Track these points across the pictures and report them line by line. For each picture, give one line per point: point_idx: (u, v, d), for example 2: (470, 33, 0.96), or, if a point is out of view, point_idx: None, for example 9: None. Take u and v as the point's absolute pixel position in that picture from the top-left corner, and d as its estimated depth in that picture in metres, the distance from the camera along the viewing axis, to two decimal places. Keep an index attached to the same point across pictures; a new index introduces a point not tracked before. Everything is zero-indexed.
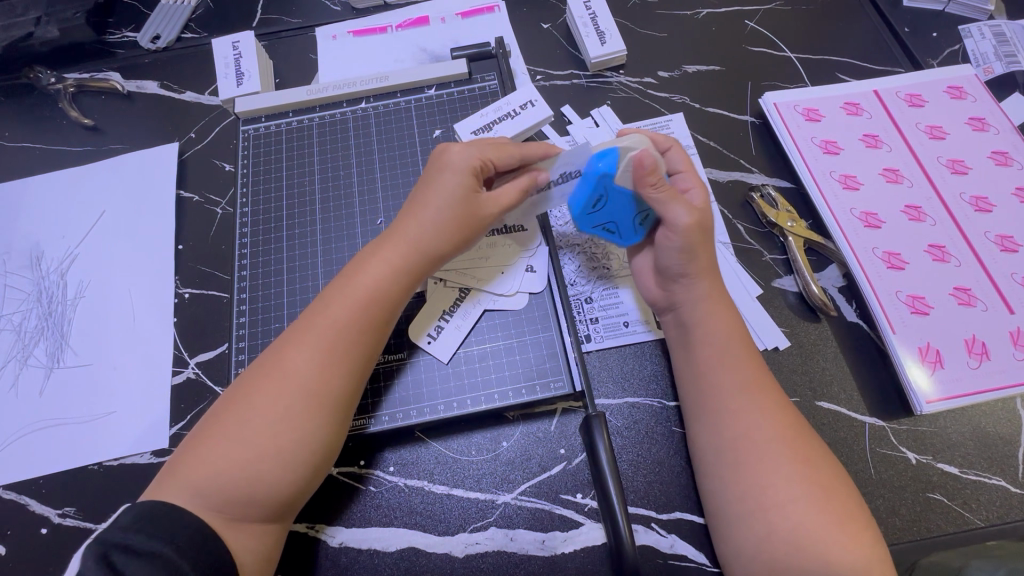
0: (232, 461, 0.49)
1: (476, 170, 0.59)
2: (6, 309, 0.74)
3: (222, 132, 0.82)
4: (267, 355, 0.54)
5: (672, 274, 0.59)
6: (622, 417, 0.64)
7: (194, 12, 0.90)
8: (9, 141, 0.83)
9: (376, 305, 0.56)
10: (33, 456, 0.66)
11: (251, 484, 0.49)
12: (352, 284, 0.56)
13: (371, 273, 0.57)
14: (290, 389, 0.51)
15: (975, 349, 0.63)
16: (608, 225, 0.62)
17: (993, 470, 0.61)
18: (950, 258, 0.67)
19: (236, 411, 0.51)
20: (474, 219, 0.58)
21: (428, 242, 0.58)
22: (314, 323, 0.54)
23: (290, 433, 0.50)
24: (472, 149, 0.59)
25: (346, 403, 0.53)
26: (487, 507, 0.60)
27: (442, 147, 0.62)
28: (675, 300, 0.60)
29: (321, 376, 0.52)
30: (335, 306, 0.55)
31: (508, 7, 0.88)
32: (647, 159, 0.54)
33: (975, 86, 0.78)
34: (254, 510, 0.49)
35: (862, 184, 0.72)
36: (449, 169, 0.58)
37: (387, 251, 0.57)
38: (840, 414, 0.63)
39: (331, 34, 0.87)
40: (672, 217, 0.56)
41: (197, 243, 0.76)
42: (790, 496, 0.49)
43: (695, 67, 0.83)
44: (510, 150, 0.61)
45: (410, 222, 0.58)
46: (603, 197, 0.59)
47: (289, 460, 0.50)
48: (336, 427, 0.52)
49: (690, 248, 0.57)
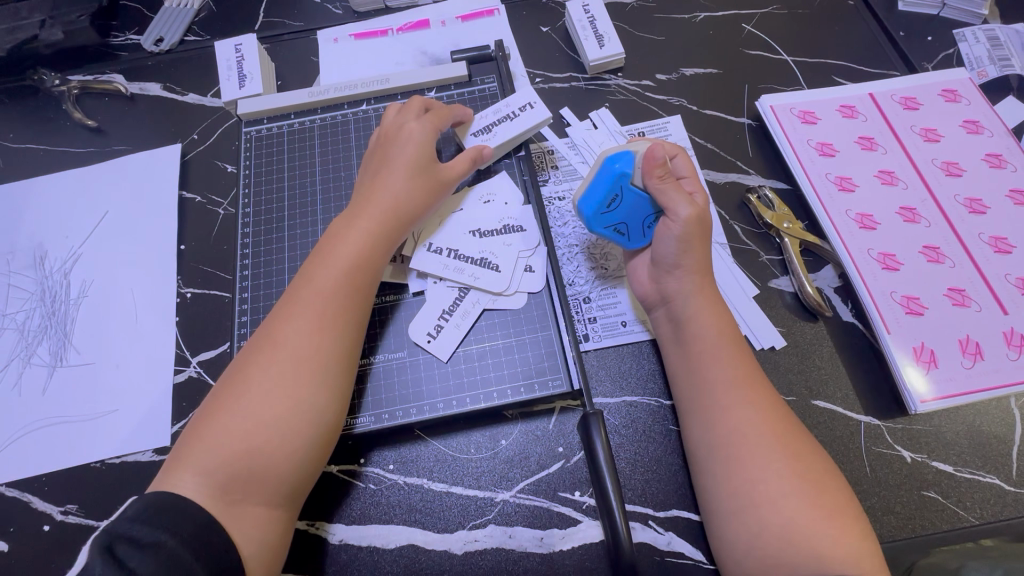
0: (231, 436, 0.50)
1: (432, 139, 0.65)
2: (9, 308, 0.74)
3: (224, 133, 0.83)
4: (258, 335, 0.56)
5: (666, 265, 0.61)
6: (620, 416, 0.64)
7: (197, 16, 0.91)
8: (13, 142, 0.84)
9: (359, 274, 0.58)
10: (36, 454, 0.66)
11: (252, 458, 0.50)
12: (333, 256, 0.58)
13: (349, 243, 0.59)
14: (282, 360, 0.53)
15: (969, 349, 0.63)
16: (619, 227, 0.63)
17: (987, 469, 0.61)
18: (945, 259, 0.68)
19: (232, 389, 0.52)
20: (438, 183, 0.64)
21: (400, 205, 0.61)
22: (300, 297, 0.56)
23: (286, 403, 0.51)
24: (424, 119, 0.65)
25: (340, 372, 0.55)
26: (486, 504, 0.61)
27: (392, 121, 0.66)
28: (668, 293, 0.61)
29: (311, 345, 0.54)
30: (320, 279, 0.57)
31: (508, 11, 0.89)
32: (657, 151, 0.60)
33: (969, 89, 0.78)
34: (260, 489, 0.50)
35: (858, 186, 0.72)
36: (409, 139, 0.64)
37: (363, 218, 0.60)
38: (836, 413, 0.64)
39: (333, 37, 0.88)
40: (675, 207, 0.59)
41: (199, 243, 0.76)
42: (782, 491, 0.50)
43: (693, 70, 0.84)
44: (445, 113, 0.68)
45: (381, 189, 0.62)
46: (619, 197, 0.61)
47: (288, 431, 0.51)
48: (330, 395, 0.53)
49: (686, 239, 0.59)
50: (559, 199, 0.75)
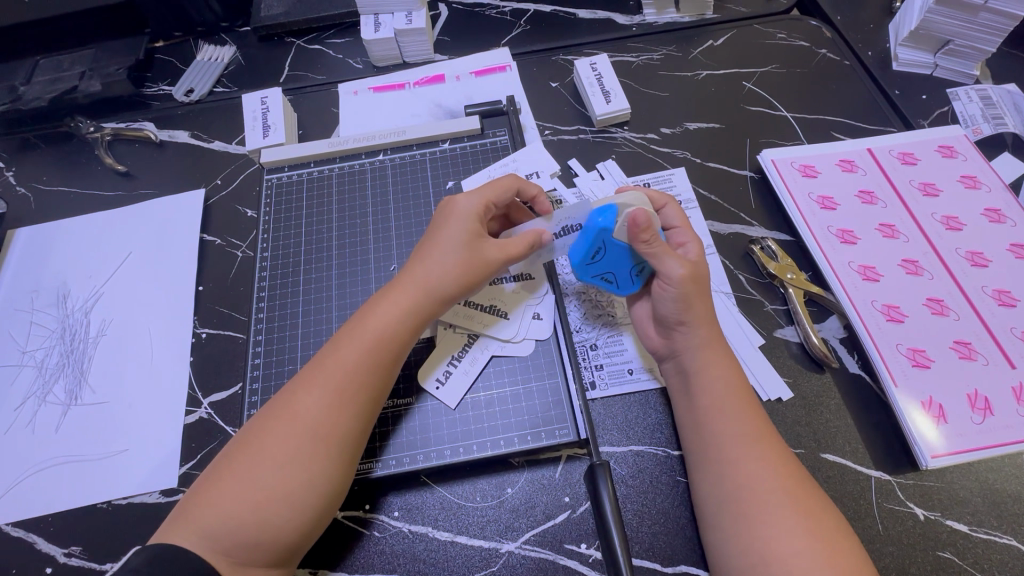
0: (241, 501, 0.50)
1: (481, 213, 0.64)
2: (29, 345, 0.76)
3: (245, 179, 0.87)
4: (280, 397, 0.56)
5: (671, 323, 0.62)
6: (627, 466, 0.64)
7: (226, 68, 0.97)
8: (46, 184, 0.89)
9: (386, 348, 0.59)
10: (43, 494, 0.67)
11: (258, 526, 0.50)
12: (362, 328, 0.59)
13: (378, 315, 0.60)
14: (301, 431, 0.53)
15: (978, 404, 0.63)
16: (606, 275, 0.65)
17: (1003, 529, 0.60)
18: (949, 312, 0.69)
19: (248, 452, 0.53)
20: (482, 263, 0.62)
21: (438, 284, 0.61)
22: (326, 367, 0.57)
23: (300, 475, 0.52)
24: (476, 195, 0.65)
25: (354, 444, 0.55)
26: (491, 556, 0.60)
27: (448, 196, 0.67)
28: (676, 347, 0.62)
29: (329, 419, 0.54)
30: (346, 351, 0.58)
31: (519, 67, 0.94)
32: (642, 216, 0.58)
33: (965, 145, 0.81)
34: (262, 556, 0.50)
35: (859, 239, 0.74)
36: (456, 219, 0.63)
37: (398, 292, 0.61)
38: (846, 468, 0.63)
39: (353, 90, 0.93)
40: (668, 268, 0.60)
41: (217, 284, 0.79)
42: (795, 552, 0.49)
43: (696, 124, 0.87)
44: (505, 186, 0.66)
45: (421, 266, 0.62)
46: (602, 250, 0.62)
47: (297, 502, 0.51)
48: (342, 468, 0.54)
49: (684, 298, 0.60)
50: None
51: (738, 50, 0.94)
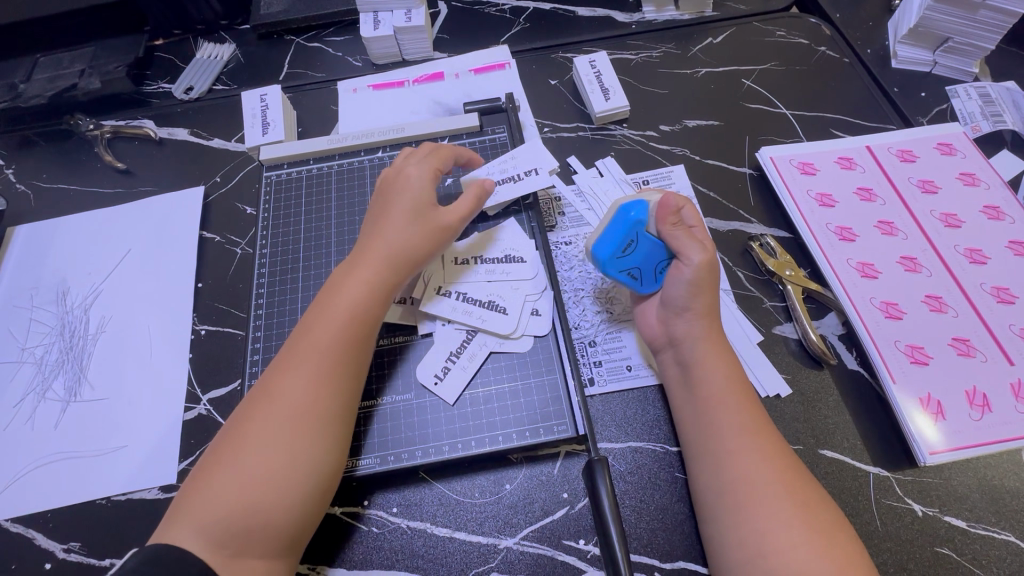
0: (228, 490, 0.50)
1: (430, 180, 0.66)
2: (29, 342, 0.77)
3: (244, 177, 0.87)
4: (258, 386, 0.57)
5: (675, 308, 0.62)
6: (625, 462, 0.64)
7: (226, 66, 0.97)
8: (46, 182, 0.89)
9: (357, 325, 0.59)
10: (42, 490, 0.67)
11: (249, 514, 0.50)
12: (331, 307, 0.59)
13: (347, 293, 0.60)
14: (281, 413, 0.53)
15: (976, 401, 0.63)
16: (633, 272, 0.64)
17: (1001, 525, 0.60)
18: (947, 309, 0.69)
19: (232, 442, 0.53)
20: (437, 227, 0.64)
21: (399, 252, 0.62)
22: (300, 350, 0.57)
23: (283, 457, 0.52)
24: (424, 163, 0.67)
25: (336, 423, 0.55)
26: (490, 551, 0.60)
27: (395, 166, 0.69)
28: (675, 335, 0.62)
29: (308, 399, 0.54)
30: (318, 331, 0.58)
31: (518, 64, 0.94)
32: (672, 200, 0.63)
33: (964, 143, 0.81)
34: (257, 544, 0.50)
35: (858, 236, 0.74)
36: (410, 188, 0.65)
37: (365, 269, 0.61)
38: (844, 464, 0.63)
39: (353, 88, 0.93)
40: (688, 251, 0.61)
41: (216, 281, 0.79)
42: (793, 544, 0.49)
43: (695, 121, 0.87)
44: (447, 155, 0.70)
45: (382, 239, 0.63)
46: (634, 242, 0.63)
47: (282, 486, 0.51)
48: (327, 447, 0.54)
49: (696, 283, 0.61)
50: (567, 243, 0.78)
51: (737, 48, 0.94)
